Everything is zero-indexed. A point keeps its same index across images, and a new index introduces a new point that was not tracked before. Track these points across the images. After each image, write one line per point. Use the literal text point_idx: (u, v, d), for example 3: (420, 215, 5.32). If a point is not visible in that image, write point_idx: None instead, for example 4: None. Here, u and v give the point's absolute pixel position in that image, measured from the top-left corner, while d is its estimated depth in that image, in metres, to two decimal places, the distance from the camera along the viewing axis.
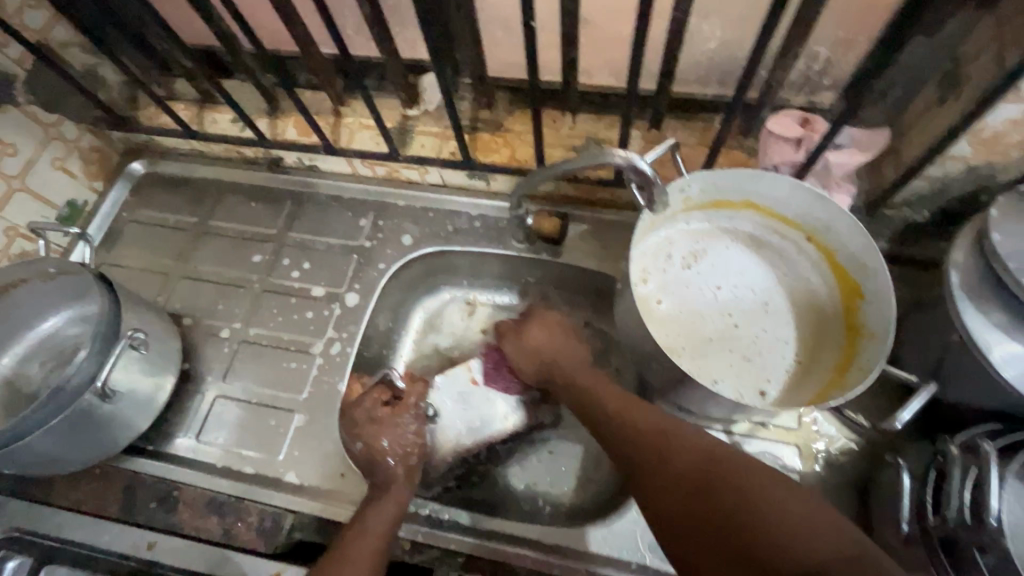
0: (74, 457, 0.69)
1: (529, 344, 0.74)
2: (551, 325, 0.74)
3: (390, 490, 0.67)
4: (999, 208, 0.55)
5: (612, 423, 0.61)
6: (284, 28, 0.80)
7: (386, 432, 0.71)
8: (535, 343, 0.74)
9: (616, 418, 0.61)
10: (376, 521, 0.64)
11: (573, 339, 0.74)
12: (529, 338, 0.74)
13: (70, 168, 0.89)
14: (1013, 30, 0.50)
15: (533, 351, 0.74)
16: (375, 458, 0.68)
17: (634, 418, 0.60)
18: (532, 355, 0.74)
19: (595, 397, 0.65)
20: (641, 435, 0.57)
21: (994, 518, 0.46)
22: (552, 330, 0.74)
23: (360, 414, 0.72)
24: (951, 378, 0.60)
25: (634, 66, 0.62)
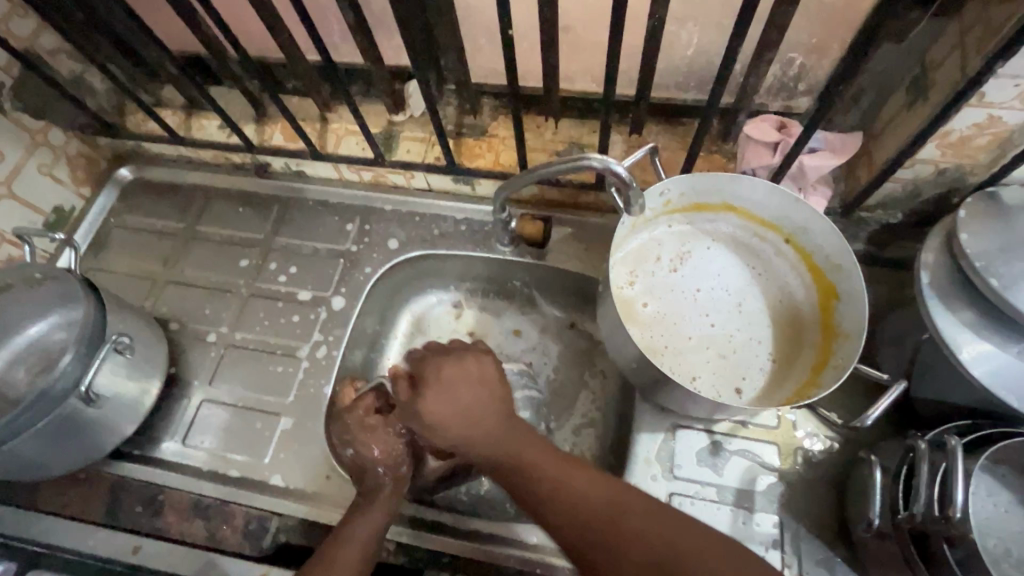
0: (58, 462, 0.69)
1: (438, 416, 0.62)
2: (472, 378, 0.64)
3: (377, 498, 0.66)
4: (966, 210, 0.57)
5: (549, 497, 0.55)
6: (269, 35, 0.81)
7: (376, 440, 0.71)
8: (452, 410, 0.61)
9: (553, 491, 0.55)
10: (362, 531, 0.63)
11: (490, 392, 0.63)
12: (437, 408, 0.62)
13: (57, 175, 0.89)
14: (975, 37, 0.52)
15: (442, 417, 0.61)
16: (366, 466, 0.69)
17: (576, 491, 0.55)
18: (454, 415, 0.62)
19: (516, 463, 0.58)
20: (589, 513, 0.53)
21: (959, 510, 0.47)
22: (472, 384, 0.64)
23: (352, 419, 0.72)
24: (923, 375, 0.61)
25: (611, 73, 0.63)
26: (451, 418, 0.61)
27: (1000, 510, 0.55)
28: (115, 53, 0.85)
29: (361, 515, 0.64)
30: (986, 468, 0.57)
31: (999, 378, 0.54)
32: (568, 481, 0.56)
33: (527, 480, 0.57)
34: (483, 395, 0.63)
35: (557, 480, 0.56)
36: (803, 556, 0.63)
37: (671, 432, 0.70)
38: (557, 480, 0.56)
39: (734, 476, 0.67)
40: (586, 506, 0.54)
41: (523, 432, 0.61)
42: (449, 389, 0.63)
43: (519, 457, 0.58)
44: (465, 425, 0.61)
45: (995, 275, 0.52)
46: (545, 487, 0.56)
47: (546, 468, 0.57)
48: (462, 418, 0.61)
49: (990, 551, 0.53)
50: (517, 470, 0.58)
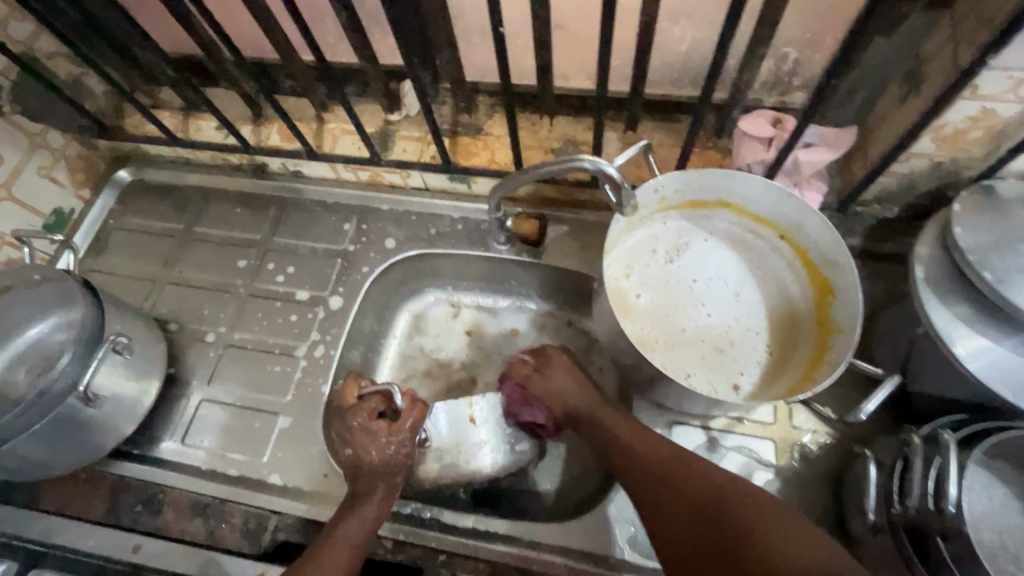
0: (59, 462, 0.70)
1: (548, 390, 0.71)
2: (565, 367, 0.72)
3: (360, 504, 0.65)
4: (962, 203, 0.56)
5: (624, 447, 0.63)
6: (265, 36, 0.81)
7: (373, 443, 0.68)
8: (553, 388, 0.71)
9: (627, 443, 0.63)
10: (349, 537, 0.63)
11: (587, 383, 0.71)
12: (549, 384, 0.71)
13: (56, 177, 0.90)
14: (968, 29, 0.52)
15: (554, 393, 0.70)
16: (360, 465, 0.68)
17: (641, 444, 0.62)
18: (557, 399, 0.70)
19: (600, 427, 0.66)
20: (656, 463, 0.60)
21: (952, 504, 0.47)
22: (567, 375, 0.71)
23: (353, 419, 0.70)
24: (918, 370, 0.61)
25: (604, 70, 0.63)
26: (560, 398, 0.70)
27: (997, 505, 0.55)
28: (113, 55, 0.85)
29: (349, 518, 0.64)
30: (982, 462, 0.56)
31: (993, 372, 0.53)
32: (640, 437, 0.63)
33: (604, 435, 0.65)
34: (580, 382, 0.70)
35: (629, 437, 0.63)
36: None
37: (667, 428, 0.70)
38: (634, 434, 0.63)
39: (730, 472, 0.67)
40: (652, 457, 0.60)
41: (610, 413, 0.67)
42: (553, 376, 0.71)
43: (598, 415, 0.67)
44: (562, 402, 0.70)
45: (990, 269, 0.52)
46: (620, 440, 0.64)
47: (620, 428, 0.65)
48: (566, 395, 0.70)
49: (987, 546, 0.53)
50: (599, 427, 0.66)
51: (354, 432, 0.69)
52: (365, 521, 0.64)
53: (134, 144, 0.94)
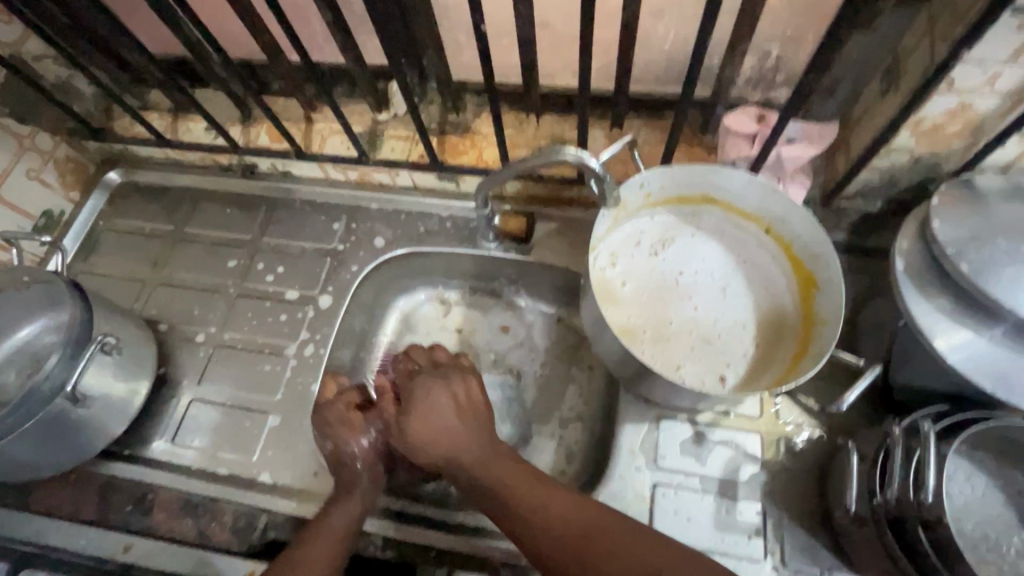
0: (50, 462, 0.70)
1: (420, 437, 0.65)
2: (440, 406, 0.66)
3: (351, 495, 0.67)
4: (941, 196, 0.57)
5: (530, 526, 0.56)
6: (252, 38, 0.82)
7: (355, 434, 0.70)
8: (425, 433, 0.65)
9: (537, 521, 0.56)
10: (337, 526, 0.64)
11: (469, 420, 0.66)
12: (417, 430, 0.65)
13: (45, 179, 0.90)
14: (943, 25, 0.53)
15: (426, 438, 0.65)
16: (345, 456, 0.69)
17: (555, 515, 0.56)
18: (429, 444, 0.65)
19: (497, 485, 0.60)
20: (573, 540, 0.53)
21: (932, 495, 0.48)
22: (439, 413, 0.66)
23: (331, 413, 0.71)
24: (900, 362, 0.62)
25: (586, 68, 0.64)
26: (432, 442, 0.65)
27: (977, 494, 0.56)
28: (101, 57, 0.86)
29: (341, 507, 0.65)
30: (962, 452, 0.57)
31: (973, 363, 0.54)
32: (554, 505, 0.56)
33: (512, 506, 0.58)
34: (461, 424, 0.65)
35: (534, 511, 0.57)
36: (785, 543, 0.64)
37: (654, 423, 0.70)
38: (540, 503, 0.57)
39: (717, 466, 0.67)
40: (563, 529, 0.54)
41: (499, 458, 0.62)
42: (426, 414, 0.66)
43: (504, 482, 0.60)
44: (445, 446, 0.64)
45: (966, 260, 0.53)
46: (525, 511, 0.57)
47: (529, 492, 0.58)
48: (443, 441, 0.64)
49: (966, 535, 0.54)
50: (504, 496, 0.59)
51: (332, 426, 0.70)
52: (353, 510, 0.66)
53: (123, 146, 0.94)
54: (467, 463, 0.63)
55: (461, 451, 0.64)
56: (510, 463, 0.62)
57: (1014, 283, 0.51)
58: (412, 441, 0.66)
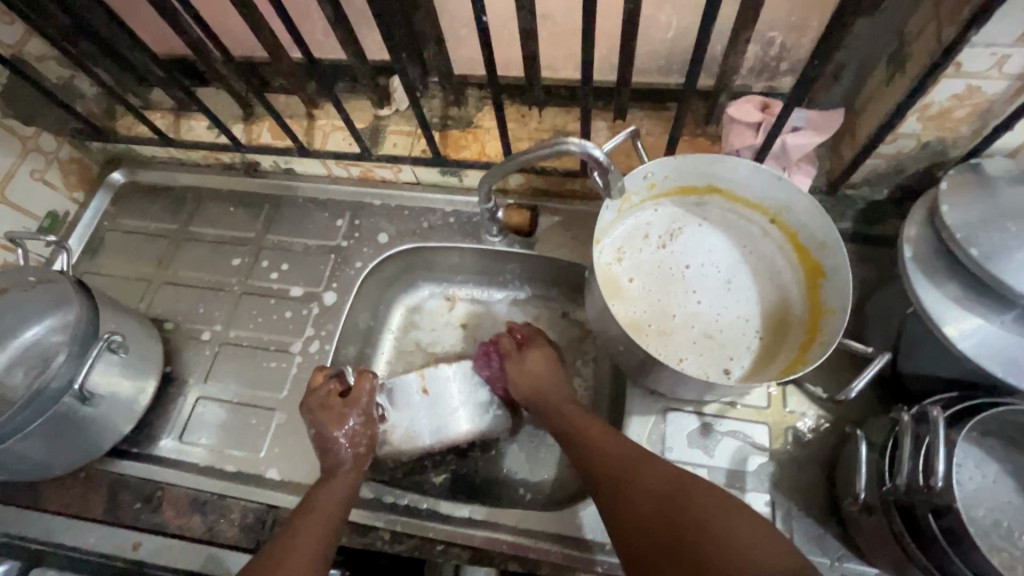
0: (57, 461, 0.70)
1: (528, 372, 0.74)
2: (551, 358, 0.76)
3: (336, 475, 0.67)
4: (948, 182, 0.57)
5: (590, 449, 0.63)
6: (252, 34, 0.82)
7: (335, 421, 0.70)
8: (530, 370, 0.74)
9: (593, 446, 0.63)
10: (328, 502, 0.64)
11: (562, 375, 0.75)
12: (527, 366, 0.75)
13: (49, 180, 0.90)
14: (949, 7, 0.52)
15: (531, 375, 0.74)
16: (329, 444, 0.69)
17: (605, 443, 0.63)
18: (528, 381, 0.74)
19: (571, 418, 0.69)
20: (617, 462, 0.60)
21: (941, 480, 0.47)
22: (548, 360, 0.76)
23: (313, 400, 0.72)
24: (910, 350, 0.61)
25: (588, 58, 0.63)
26: (531, 378, 0.74)
27: (989, 481, 0.55)
28: (103, 57, 0.86)
29: (326, 491, 0.65)
30: (973, 439, 0.57)
31: (984, 349, 0.53)
32: (606, 436, 0.63)
33: (575, 435, 0.66)
34: (557, 374, 0.75)
35: (593, 437, 0.64)
36: (794, 534, 0.63)
37: (661, 414, 0.70)
38: (599, 433, 0.64)
39: (724, 457, 0.67)
40: (608, 456, 0.61)
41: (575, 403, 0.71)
42: (533, 358, 0.75)
43: (575, 416, 0.68)
44: (541, 387, 0.73)
45: (975, 245, 0.52)
46: (585, 438, 0.65)
47: (589, 425, 0.66)
48: (544, 380, 0.73)
49: (978, 522, 0.54)
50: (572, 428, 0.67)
51: (315, 412, 0.71)
52: (339, 493, 0.66)
53: (126, 145, 0.94)
54: (557, 401, 0.71)
55: (552, 391, 0.73)
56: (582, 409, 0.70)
57: None
58: (517, 372, 0.75)
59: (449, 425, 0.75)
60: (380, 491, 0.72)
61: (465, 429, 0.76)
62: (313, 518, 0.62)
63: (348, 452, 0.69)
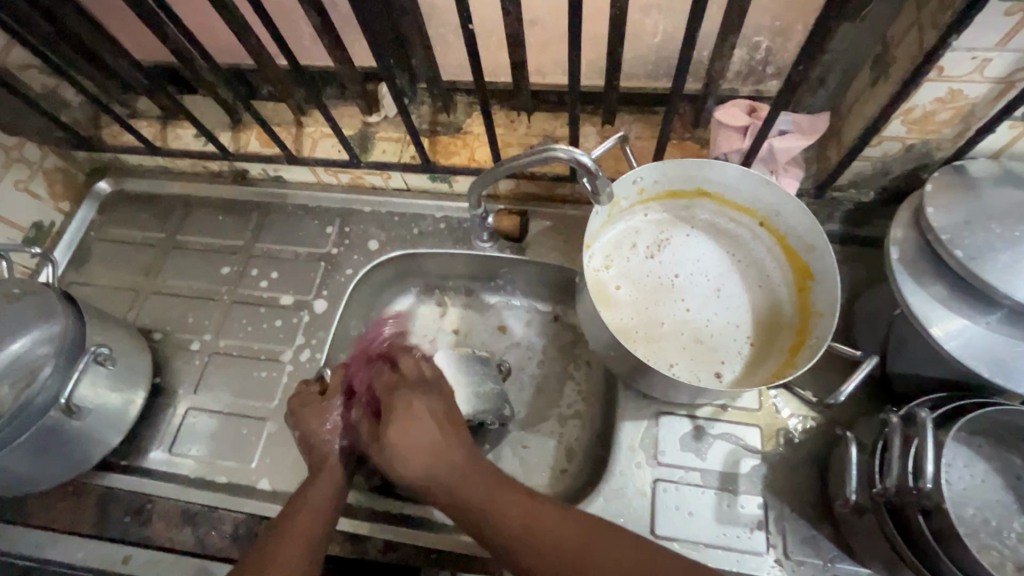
0: (44, 475, 0.69)
1: (404, 442, 0.60)
2: (425, 414, 0.63)
3: (322, 470, 0.66)
4: (934, 183, 0.57)
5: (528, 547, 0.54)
6: (238, 42, 0.81)
7: (318, 418, 0.69)
8: (409, 448, 0.60)
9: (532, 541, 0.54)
10: (315, 499, 0.63)
11: (453, 437, 0.62)
12: (399, 445, 0.60)
13: (34, 190, 0.89)
14: (930, 13, 0.53)
15: (413, 447, 0.60)
16: (314, 441, 0.68)
17: (544, 529, 0.55)
18: (409, 452, 0.60)
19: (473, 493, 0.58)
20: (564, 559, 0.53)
21: (930, 481, 0.47)
22: (421, 422, 0.62)
23: (295, 401, 0.71)
24: (898, 351, 0.62)
25: (575, 64, 0.64)
26: (410, 451, 0.60)
27: (978, 481, 0.56)
28: (88, 66, 0.85)
29: (316, 487, 0.64)
30: (961, 439, 0.57)
31: (970, 349, 0.54)
32: (544, 521, 0.55)
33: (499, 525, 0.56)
34: (442, 439, 0.61)
35: (524, 529, 0.55)
36: (787, 536, 0.63)
37: (654, 418, 0.70)
38: (530, 524, 0.55)
39: (717, 460, 0.67)
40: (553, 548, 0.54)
41: (480, 471, 0.60)
42: (411, 421, 0.62)
43: (484, 495, 0.58)
44: (424, 457, 0.60)
45: (961, 246, 0.53)
46: (514, 531, 0.55)
47: (517, 511, 0.56)
48: (433, 454, 0.60)
49: (967, 521, 0.54)
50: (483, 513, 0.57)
51: (300, 412, 0.69)
52: (325, 493, 0.64)
53: (113, 154, 0.93)
54: (447, 476, 0.59)
55: (443, 461, 0.60)
56: (488, 476, 0.60)
57: (1010, 268, 0.51)
58: (395, 451, 0.61)
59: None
60: (373, 502, 0.74)
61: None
62: (298, 520, 0.61)
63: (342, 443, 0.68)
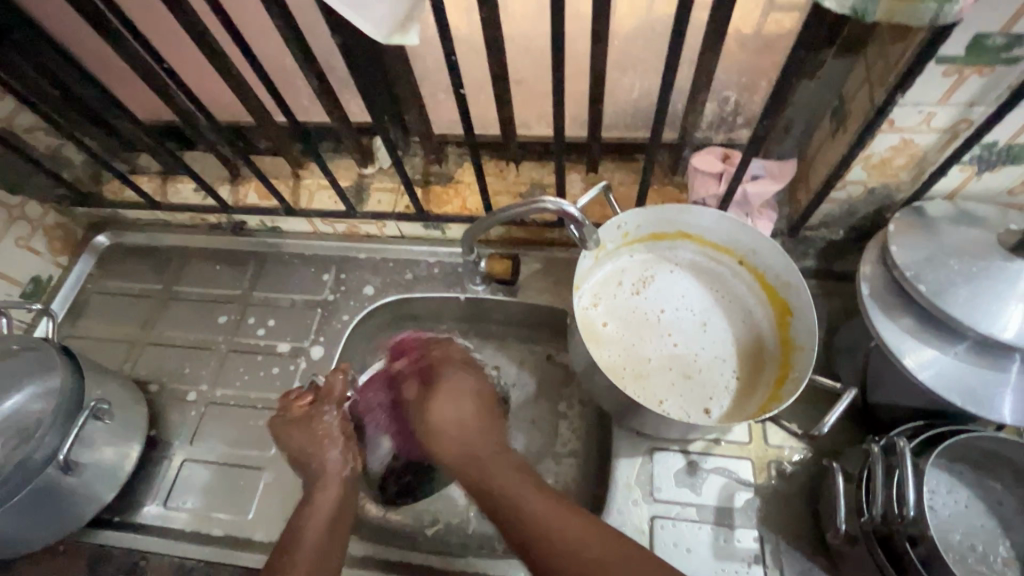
0: (35, 535, 0.68)
1: (439, 413, 0.70)
2: (463, 396, 0.72)
3: (325, 478, 0.67)
4: (896, 224, 0.61)
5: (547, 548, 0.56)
6: (239, 103, 0.85)
7: (305, 431, 0.70)
8: (450, 417, 0.70)
9: (544, 536, 0.56)
10: (323, 501, 0.65)
11: (489, 421, 0.70)
12: (443, 409, 0.71)
13: (34, 246, 0.91)
14: (878, 73, 0.58)
15: (458, 409, 0.70)
16: (309, 456, 0.69)
17: (552, 522, 0.57)
18: (450, 420, 0.69)
19: (495, 479, 0.63)
20: (574, 555, 0.54)
21: (913, 508, 0.50)
22: (466, 400, 0.72)
23: (281, 420, 0.72)
24: (878, 381, 0.64)
25: (559, 120, 0.68)
26: (455, 425, 0.69)
27: (962, 506, 0.58)
28: (92, 126, 0.89)
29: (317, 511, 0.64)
30: (943, 465, 0.60)
31: (945, 380, 0.57)
32: (566, 520, 0.57)
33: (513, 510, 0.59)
34: (480, 413, 0.71)
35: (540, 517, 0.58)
36: (784, 569, 0.64)
37: (648, 455, 0.72)
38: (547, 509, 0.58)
39: (712, 495, 0.68)
40: (550, 538, 0.56)
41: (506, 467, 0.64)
42: (450, 398, 0.71)
43: (498, 478, 0.63)
44: (460, 436, 0.68)
45: (924, 281, 0.56)
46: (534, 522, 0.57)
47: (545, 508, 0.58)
48: (466, 424, 0.69)
49: (955, 547, 0.56)
50: (499, 487, 0.62)
51: (289, 432, 0.71)
52: (323, 519, 0.63)
53: (112, 210, 0.96)
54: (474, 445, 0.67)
55: (477, 451, 0.66)
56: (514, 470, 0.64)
57: (972, 302, 0.55)
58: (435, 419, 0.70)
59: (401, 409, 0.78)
60: (374, 549, 0.72)
61: None
62: (305, 550, 0.60)
63: (336, 455, 0.69)
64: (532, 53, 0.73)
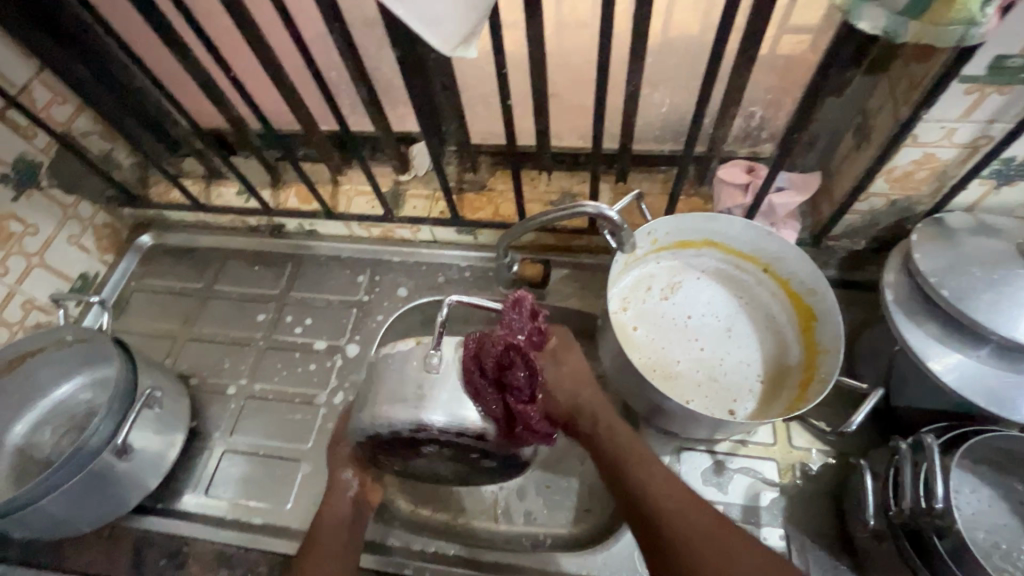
0: (86, 518, 0.71)
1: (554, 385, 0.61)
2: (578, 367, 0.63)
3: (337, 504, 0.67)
4: (919, 234, 0.64)
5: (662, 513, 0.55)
6: (287, 110, 0.89)
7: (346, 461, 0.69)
8: (568, 380, 0.62)
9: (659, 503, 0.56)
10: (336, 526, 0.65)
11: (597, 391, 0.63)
12: (557, 373, 0.61)
13: (84, 244, 0.95)
14: (901, 91, 0.62)
15: (559, 390, 0.61)
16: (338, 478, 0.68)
17: (669, 494, 0.56)
18: (567, 391, 0.61)
19: (629, 456, 0.60)
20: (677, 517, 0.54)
21: (940, 501, 0.52)
22: (580, 372, 0.63)
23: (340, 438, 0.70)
24: (901, 385, 0.67)
25: (597, 131, 0.72)
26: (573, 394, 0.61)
27: (984, 505, 0.60)
28: (145, 131, 0.93)
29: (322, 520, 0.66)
30: (966, 465, 0.62)
31: (969, 383, 0.59)
32: (675, 491, 0.57)
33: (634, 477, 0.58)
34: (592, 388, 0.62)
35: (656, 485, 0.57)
36: (810, 566, 0.66)
37: (676, 454, 0.74)
38: (682, 502, 0.56)
39: (738, 493, 0.71)
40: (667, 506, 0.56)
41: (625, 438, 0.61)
42: (567, 371, 0.62)
43: (631, 453, 0.60)
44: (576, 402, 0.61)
45: (946, 286, 0.59)
46: (661, 502, 0.56)
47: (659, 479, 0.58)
48: (580, 398, 0.62)
49: (980, 543, 0.58)
50: (634, 467, 0.59)
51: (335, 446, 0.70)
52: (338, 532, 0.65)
53: (158, 211, 1.00)
54: (598, 411, 0.62)
55: (591, 402, 0.62)
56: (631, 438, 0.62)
57: (994, 306, 0.57)
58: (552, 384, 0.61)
59: (405, 402, 0.57)
60: (408, 539, 0.76)
61: (427, 410, 0.56)
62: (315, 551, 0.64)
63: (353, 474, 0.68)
64: (569, 69, 0.78)
